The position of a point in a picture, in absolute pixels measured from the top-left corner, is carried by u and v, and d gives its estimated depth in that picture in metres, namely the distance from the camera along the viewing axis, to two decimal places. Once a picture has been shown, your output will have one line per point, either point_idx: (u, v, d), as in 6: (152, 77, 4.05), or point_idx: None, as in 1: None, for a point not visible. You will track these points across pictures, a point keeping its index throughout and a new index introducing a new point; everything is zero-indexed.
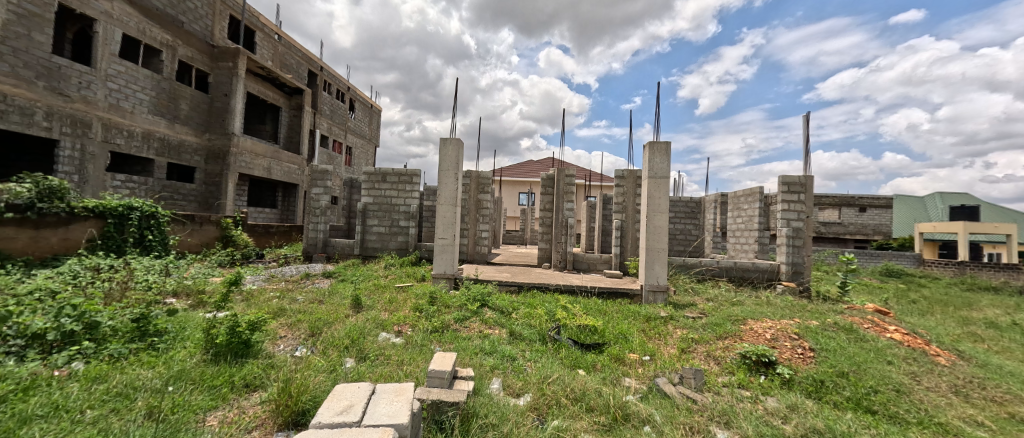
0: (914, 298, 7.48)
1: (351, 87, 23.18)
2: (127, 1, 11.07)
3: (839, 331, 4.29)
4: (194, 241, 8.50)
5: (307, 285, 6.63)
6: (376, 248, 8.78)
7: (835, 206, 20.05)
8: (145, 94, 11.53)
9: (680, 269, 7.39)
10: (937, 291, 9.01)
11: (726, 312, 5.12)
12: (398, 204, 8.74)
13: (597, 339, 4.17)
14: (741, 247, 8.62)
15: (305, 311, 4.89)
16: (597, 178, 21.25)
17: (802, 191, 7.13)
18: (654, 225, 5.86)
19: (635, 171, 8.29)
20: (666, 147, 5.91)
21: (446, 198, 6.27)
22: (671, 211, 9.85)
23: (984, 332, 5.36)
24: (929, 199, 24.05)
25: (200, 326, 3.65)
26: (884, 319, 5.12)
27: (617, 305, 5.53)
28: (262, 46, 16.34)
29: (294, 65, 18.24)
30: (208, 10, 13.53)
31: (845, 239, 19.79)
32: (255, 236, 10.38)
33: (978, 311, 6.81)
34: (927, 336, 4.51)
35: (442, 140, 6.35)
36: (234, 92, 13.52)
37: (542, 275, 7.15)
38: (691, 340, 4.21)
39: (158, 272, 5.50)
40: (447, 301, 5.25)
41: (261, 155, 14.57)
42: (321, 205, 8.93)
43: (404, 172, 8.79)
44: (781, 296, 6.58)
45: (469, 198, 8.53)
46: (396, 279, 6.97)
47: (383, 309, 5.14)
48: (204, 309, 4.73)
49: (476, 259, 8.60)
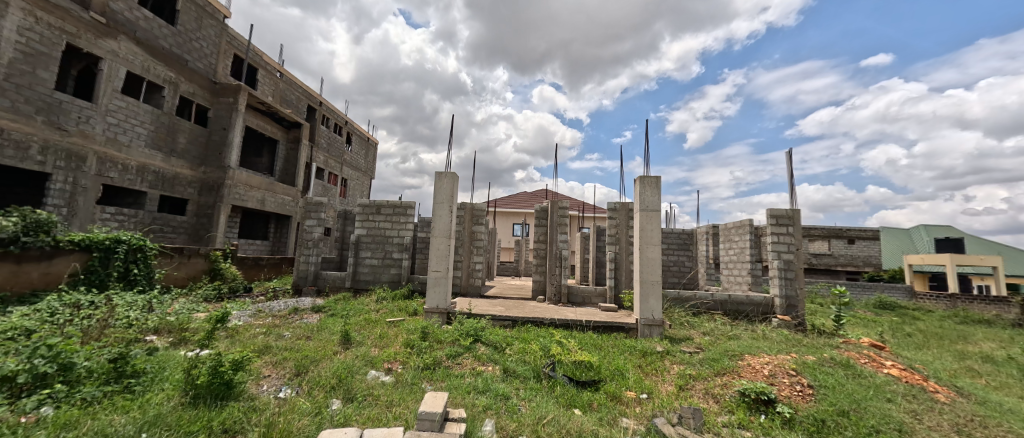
0: (909, 332, 7.47)
1: (349, 121, 23.75)
2: (135, 41, 11.46)
3: (837, 366, 4.25)
4: (181, 275, 8.32)
5: (295, 320, 6.43)
6: (368, 280, 8.66)
7: (824, 238, 20.37)
8: (143, 128, 11.67)
9: (674, 302, 7.34)
10: (932, 324, 9.00)
11: (723, 346, 5.06)
12: (392, 236, 8.71)
13: (593, 375, 4.07)
14: (735, 279, 8.64)
15: (291, 348, 4.73)
16: (590, 210, 21.52)
17: (790, 223, 7.26)
18: (647, 257, 5.88)
19: (627, 204, 8.43)
20: (656, 181, 6.06)
21: (440, 231, 6.27)
22: (664, 243, 9.94)
23: (981, 367, 5.32)
24: (915, 231, 24.55)
25: (182, 365, 3.52)
26: (880, 353, 5.08)
27: (613, 340, 5.44)
28: (263, 82, 16.84)
29: (294, 100, 18.72)
30: (213, 49, 14.02)
31: (837, 271, 19.94)
32: (244, 268, 10.20)
33: (974, 345, 6.79)
34: (925, 372, 4.46)
35: (438, 174, 6.43)
36: (233, 126, 13.73)
37: (537, 308, 7.04)
38: (689, 377, 4.12)
39: (140, 308, 5.33)
40: (440, 336, 5.12)
41: (255, 187, 14.59)
42: (314, 237, 8.83)
43: (399, 203, 8.82)
44: (777, 329, 6.53)
45: (464, 229, 8.54)
46: (388, 313, 6.80)
47: (373, 346, 4.99)
48: (185, 347, 4.58)
49: (469, 292, 8.48)
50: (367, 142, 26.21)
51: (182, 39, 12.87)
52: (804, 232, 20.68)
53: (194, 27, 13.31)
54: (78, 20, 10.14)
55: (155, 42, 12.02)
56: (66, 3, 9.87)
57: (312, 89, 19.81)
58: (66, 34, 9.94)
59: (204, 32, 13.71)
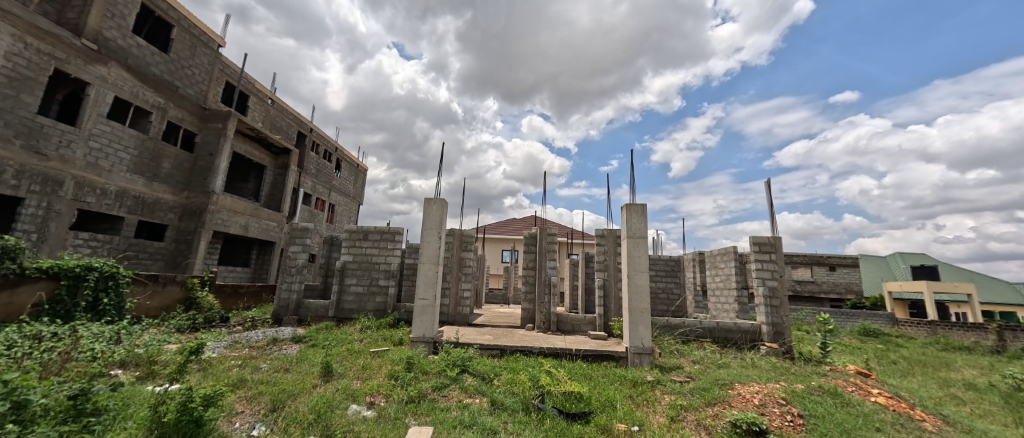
0: (894, 359, 7.56)
1: (339, 148, 23.88)
2: (125, 67, 11.49)
3: (825, 395, 4.25)
4: (154, 304, 7.97)
5: (273, 351, 6.17)
6: (352, 309, 8.42)
7: (807, 265, 20.86)
8: (127, 153, 11.49)
9: (664, 330, 7.30)
10: (915, 351, 9.12)
11: (713, 375, 5.02)
12: (378, 262, 8.57)
13: (583, 407, 3.97)
14: (722, 306, 8.70)
15: (268, 381, 4.51)
16: (579, 236, 21.71)
17: (773, 250, 7.42)
18: (635, 284, 5.90)
19: (615, 230, 8.53)
20: (642, 208, 6.19)
21: (428, 257, 6.20)
22: (652, 270, 10.01)
23: (964, 394, 5.39)
24: (891, 258, 25.33)
25: (149, 402, 3.32)
26: (866, 381, 5.11)
27: (603, 369, 5.35)
28: (254, 109, 16.94)
29: (284, 126, 18.81)
30: (204, 76, 14.13)
31: (821, 298, 20.26)
32: (222, 297, 9.81)
33: (956, 372, 6.90)
34: (911, 400, 4.48)
35: (427, 199, 6.44)
36: (220, 152, 13.62)
37: (526, 337, 6.90)
38: (680, 407, 4.05)
39: (106, 339, 5.05)
40: (426, 367, 4.96)
41: (239, 212, 14.32)
42: (298, 264, 8.61)
43: (387, 229, 8.74)
44: (766, 357, 6.53)
45: (452, 256, 8.48)
46: (372, 343, 6.58)
47: (355, 378, 4.80)
48: (152, 382, 4.35)
49: (457, 321, 8.30)
50: (356, 168, 26.25)
51: (174, 66, 12.98)
52: (787, 259, 21.14)
53: (187, 55, 13.47)
54: (69, 46, 10.17)
55: (147, 68, 12.09)
56: (58, 30, 9.93)
57: (303, 116, 19.98)
58: (55, 59, 9.94)
59: (197, 60, 13.87)
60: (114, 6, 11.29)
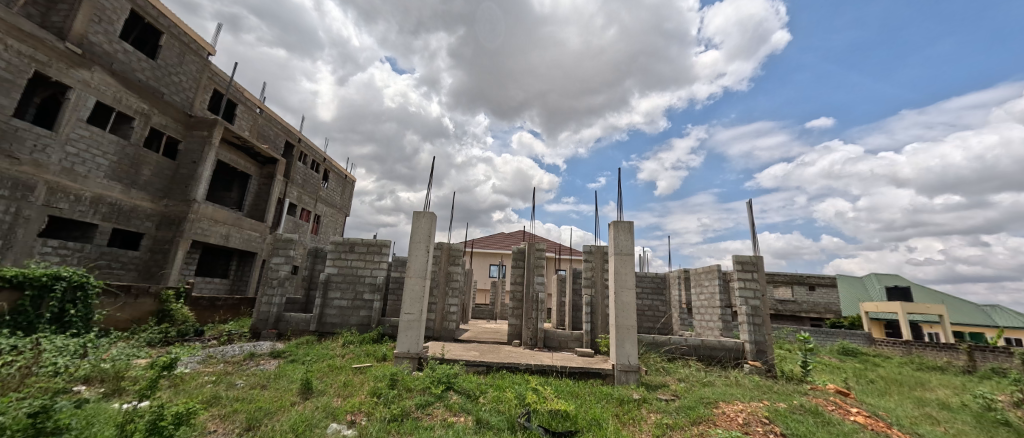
0: (871, 378, 7.73)
1: (327, 159, 23.65)
2: (110, 72, 11.28)
3: (807, 414, 4.31)
4: (124, 316, 7.64)
5: (250, 367, 5.94)
6: (335, 323, 8.22)
7: (787, 284, 21.37)
8: (105, 159, 11.17)
9: (650, 347, 7.34)
10: (892, 371, 9.34)
11: (698, 393, 5.05)
12: (364, 275, 8.43)
13: (569, 426, 3.93)
14: (706, 324, 8.81)
15: (244, 398, 4.35)
16: (567, 252, 21.86)
17: (755, 269, 7.58)
18: (622, 301, 5.94)
19: (602, 247, 8.62)
20: (629, 226, 6.28)
21: (415, 271, 6.13)
22: (639, 287, 10.12)
23: (939, 413, 5.54)
24: (867, 279, 26.13)
25: (117, 419, 3.17)
26: (845, 400, 5.21)
27: (589, 387, 5.35)
28: (241, 117, 16.73)
29: (271, 135, 18.60)
30: (192, 84, 13.96)
31: (801, 317, 20.68)
32: (197, 310, 9.46)
33: (931, 392, 7.09)
34: (888, 419, 4.57)
35: (416, 213, 6.42)
36: (204, 160, 13.35)
37: (512, 353, 6.82)
38: (666, 426, 4.05)
39: (71, 354, 4.79)
40: (410, 384, 4.86)
41: (221, 222, 13.97)
42: (280, 276, 8.39)
43: (374, 242, 8.63)
44: (749, 376, 6.61)
45: (439, 270, 8.42)
46: (354, 359, 6.42)
47: (336, 395, 4.65)
48: (119, 400, 4.14)
49: (443, 336, 8.19)
50: (343, 180, 26.00)
51: (161, 72, 12.81)
52: (768, 278, 21.65)
53: (175, 62, 13.33)
54: (51, 49, 9.95)
55: (132, 74, 11.89)
56: (41, 33, 9.73)
57: (291, 125, 19.79)
58: (36, 62, 9.71)
59: (185, 67, 13.73)
60: (102, 11, 11.19)
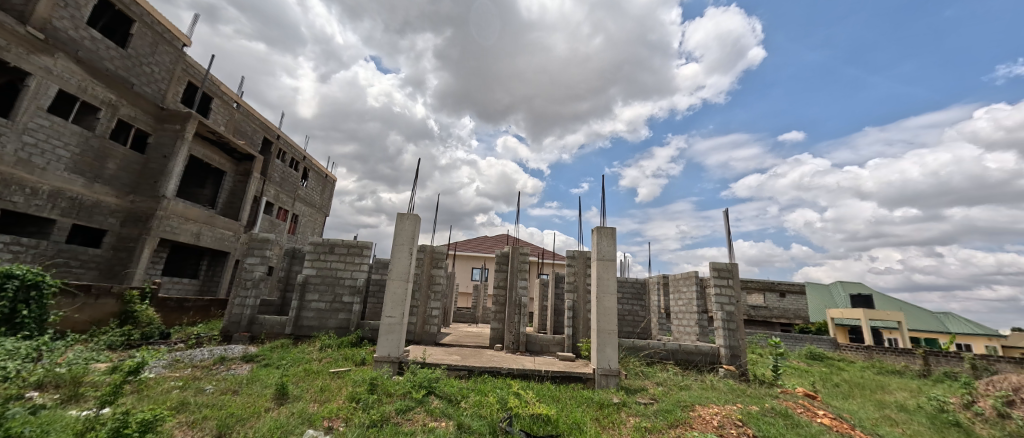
0: (836, 381, 8.13)
1: (307, 157, 23.09)
2: (75, 60, 10.71)
3: (777, 416, 4.49)
4: (82, 318, 7.22)
5: (220, 372, 5.72)
6: (312, 326, 8.02)
7: (760, 290, 22.21)
8: (66, 150, 10.57)
9: (630, 352, 7.47)
10: (855, 375, 9.83)
11: (676, 397, 5.18)
12: (344, 277, 8.25)
13: (550, 430, 3.96)
14: (684, 329, 9.04)
15: (214, 405, 4.18)
16: (549, 256, 22.06)
17: (730, 276, 7.86)
18: (604, 306, 6.05)
19: (584, 252, 8.73)
20: (612, 232, 6.41)
21: (397, 273, 6.06)
22: (620, 292, 10.33)
23: (897, 415, 5.88)
24: (833, 286, 27.37)
25: (75, 426, 3.00)
26: (812, 402, 5.46)
27: (570, 391, 5.40)
28: (217, 112, 16.15)
29: (249, 131, 18.01)
30: (165, 75, 13.41)
31: (772, 323, 21.49)
32: (164, 312, 9.02)
33: (890, 395, 7.50)
34: (851, 421, 4.82)
35: (400, 215, 6.35)
36: (175, 154, 12.80)
37: (494, 357, 6.80)
38: (644, 429, 4.14)
39: (22, 357, 4.47)
40: (389, 389, 4.79)
41: (192, 219, 13.41)
42: (255, 277, 8.13)
43: (355, 243, 8.47)
44: (723, 379, 6.82)
45: (422, 273, 8.34)
46: (332, 363, 6.27)
47: (312, 401, 4.53)
48: (76, 407, 3.91)
49: (424, 340, 8.10)
50: (324, 179, 25.44)
51: (131, 62, 12.26)
52: (742, 285, 22.42)
53: (147, 51, 12.77)
54: (11, 33, 9.39)
55: (99, 63, 11.32)
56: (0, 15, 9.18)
57: (270, 122, 19.24)
58: None
59: (158, 58, 13.19)
60: None
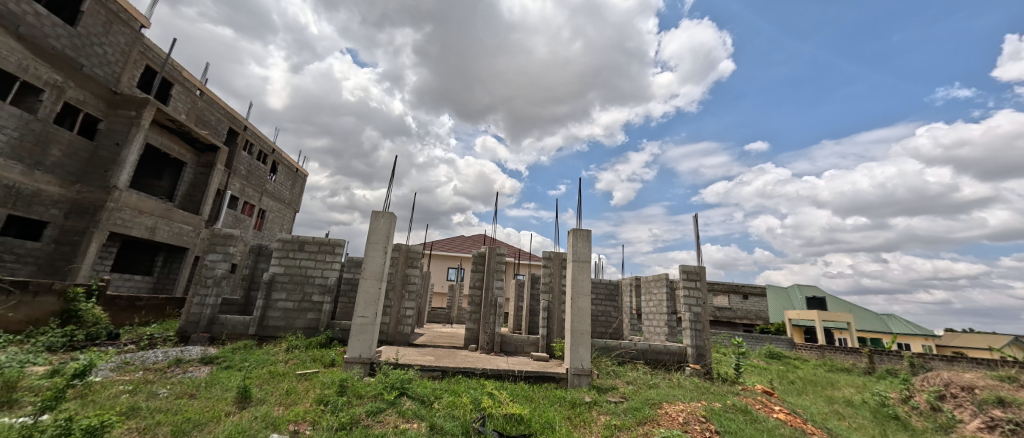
0: (792, 379, 8.63)
1: (276, 150, 22.16)
2: (15, 36, 9.83)
3: (738, 412, 4.72)
4: (17, 318, 6.62)
5: (176, 375, 5.40)
6: (279, 326, 7.71)
7: (725, 293, 23.22)
8: (3, 134, 9.69)
9: (602, 351, 7.64)
10: (809, 372, 10.47)
11: (645, 395, 5.35)
12: (314, 276, 7.98)
13: (523, 429, 4.00)
14: (654, 329, 9.33)
15: (169, 410, 3.95)
16: (525, 257, 22.20)
17: (698, 278, 8.19)
18: (578, 307, 6.16)
19: (561, 253, 8.84)
20: (587, 234, 6.54)
21: (371, 272, 5.94)
22: (593, 294, 10.57)
23: (844, 410, 6.32)
24: (791, 289, 28.98)
25: (10, 434, 2.77)
26: (769, 399, 5.78)
27: (544, 390, 5.47)
28: (178, 99, 15.22)
29: (213, 121, 17.09)
30: (120, 57, 12.52)
31: (735, 323, 22.52)
32: (112, 311, 8.41)
33: (838, 391, 8.05)
34: (803, 416, 5.14)
35: (375, 213, 6.21)
36: (129, 142, 11.97)
37: (469, 358, 6.77)
38: (614, 427, 4.24)
39: None
40: (360, 390, 4.68)
41: (147, 212, 12.58)
42: (216, 275, 7.72)
43: (327, 241, 8.21)
44: (689, 378, 7.11)
45: (396, 272, 8.19)
46: (298, 365, 6.05)
47: (277, 404, 4.37)
48: (8, 414, 3.58)
49: (397, 341, 7.96)
50: (294, 173, 24.50)
51: (81, 42, 11.37)
52: (709, 287, 23.36)
53: (100, 31, 11.89)
54: None
55: (44, 40, 10.44)
56: None
57: (237, 111, 18.33)
58: None
59: (112, 38, 12.30)
60: None
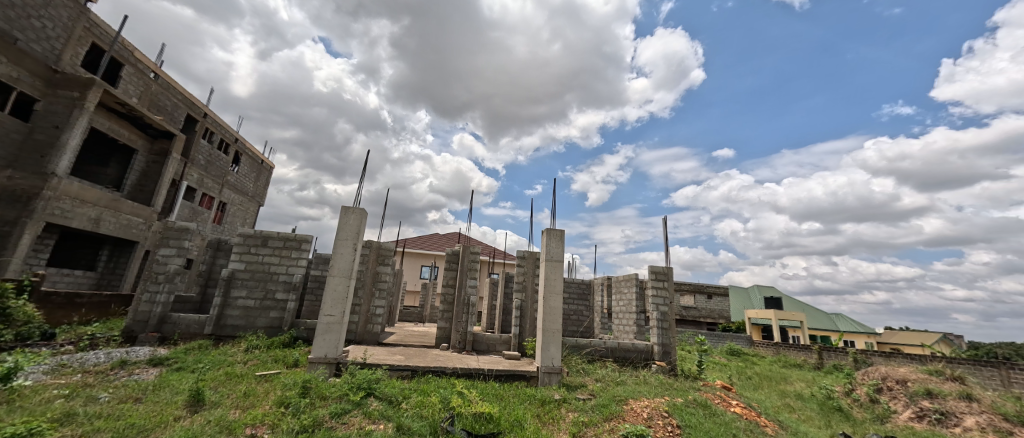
0: (749, 374, 9.10)
1: (239, 139, 21.05)
2: None
3: (698, 407, 4.93)
4: None
5: (120, 378, 5.02)
6: (238, 325, 7.34)
7: (691, 292, 24.15)
8: None
9: (573, 350, 7.75)
10: (765, 368, 11.08)
11: (612, 392, 5.48)
12: (277, 273, 7.64)
13: (492, 428, 4.00)
14: (623, 328, 9.57)
15: (110, 415, 3.67)
16: (500, 256, 22.25)
17: (666, 278, 8.47)
18: (550, 306, 6.22)
19: (534, 253, 8.88)
20: (561, 234, 6.61)
21: (339, 269, 5.75)
22: (565, 293, 10.77)
23: (795, 403, 6.74)
24: (751, 289, 30.54)
25: None
26: (728, 393, 6.07)
27: (514, 389, 5.49)
28: (128, 81, 14.15)
29: (168, 106, 16.01)
30: (61, 33, 11.51)
31: (700, 322, 23.48)
32: (48, 309, 7.72)
33: (790, 385, 8.57)
34: (758, 409, 5.44)
35: (344, 208, 6.02)
36: (70, 126, 11.02)
37: (439, 357, 6.68)
38: (581, 424, 4.32)
39: None
40: (324, 392, 4.53)
41: (91, 202, 11.61)
42: (169, 271, 7.25)
43: (293, 236, 7.87)
44: (655, 374, 7.35)
45: (367, 270, 7.97)
46: (258, 366, 5.77)
47: (233, 407, 4.15)
48: None
49: (365, 340, 7.75)
50: (259, 165, 23.36)
51: (15, 13, 10.36)
52: (676, 287, 24.23)
53: (38, 3, 10.88)
54: None
55: None
56: None
57: (196, 97, 17.25)
58: None
59: (52, 12, 11.28)
60: None
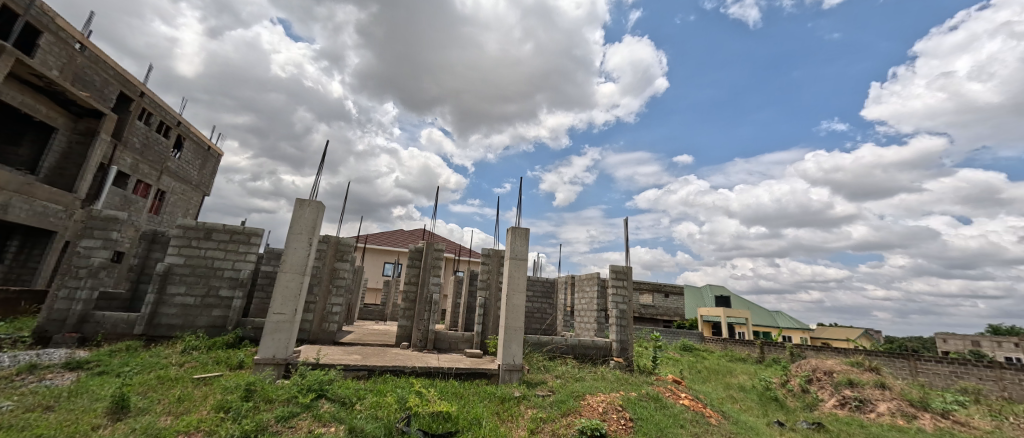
0: (699, 368, 9.65)
1: (183, 123, 19.39)
2: None
3: (650, 400, 5.16)
4: None
5: (27, 384, 4.46)
6: (175, 325, 6.77)
7: (649, 291, 25.20)
8: None
9: (534, 347, 7.83)
10: (713, 363, 11.80)
11: (570, 388, 5.60)
12: (222, 268, 7.10)
13: (449, 427, 3.96)
14: (585, 325, 9.81)
15: (9, 427, 3.24)
16: (466, 254, 22.10)
17: (625, 277, 8.78)
18: (513, 304, 6.25)
19: (499, 251, 8.89)
20: (525, 232, 6.65)
21: (292, 265, 5.44)
22: (529, 291, 10.85)
23: (737, 394, 7.23)
24: (704, 289, 32.38)
25: None
26: (678, 387, 6.40)
27: (474, 387, 5.46)
28: (48, 51, 12.61)
29: (97, 82, 14.43)
30: None
31: (657, 319, 24.57)
32: None
33: (735, 377, 9.19)
34: (704, 401, 5.77)
35: (299, 200, 5.70)
36: None
37: (399, 356, 6.52)
38: (539, 420, 4.38)
39: None
40: (270, 395, 4.27)
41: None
42: (93, 264, 6.54)
43: (241, 229, 7.35)
44: (613, 370, 7.60)
45: (323, 266, 7.62)
46: (197, 369, 5.34)
47: (164, 414, 3.81)
48: None
49: (320, 340, 7.41)
50: (205, 151, 21.65)
51: None
52: (636, 286, 25.20)
53: None
54: None
55: None
56: None
57: (131, 74, 15.69)
58: None
59: None
60: None
